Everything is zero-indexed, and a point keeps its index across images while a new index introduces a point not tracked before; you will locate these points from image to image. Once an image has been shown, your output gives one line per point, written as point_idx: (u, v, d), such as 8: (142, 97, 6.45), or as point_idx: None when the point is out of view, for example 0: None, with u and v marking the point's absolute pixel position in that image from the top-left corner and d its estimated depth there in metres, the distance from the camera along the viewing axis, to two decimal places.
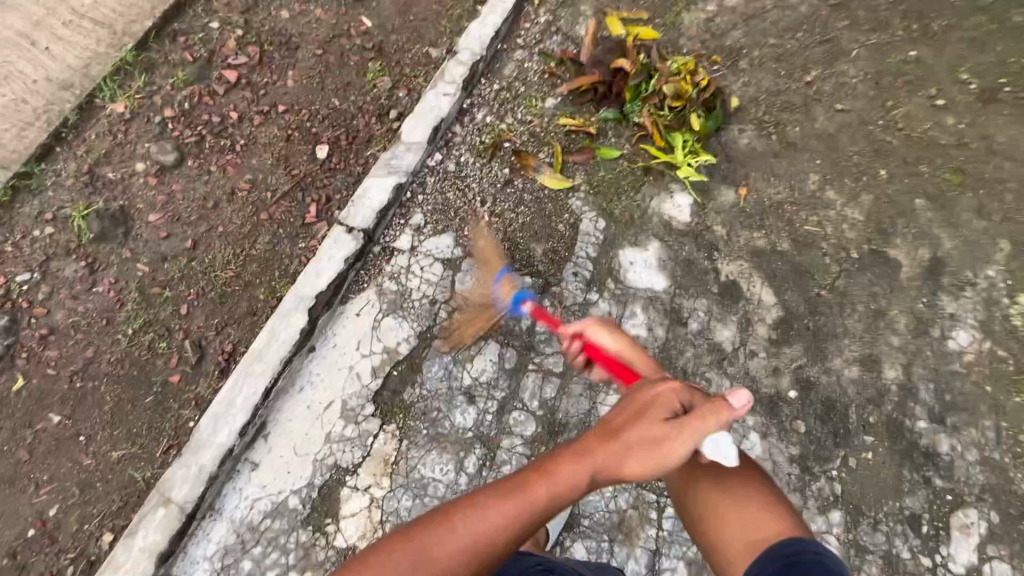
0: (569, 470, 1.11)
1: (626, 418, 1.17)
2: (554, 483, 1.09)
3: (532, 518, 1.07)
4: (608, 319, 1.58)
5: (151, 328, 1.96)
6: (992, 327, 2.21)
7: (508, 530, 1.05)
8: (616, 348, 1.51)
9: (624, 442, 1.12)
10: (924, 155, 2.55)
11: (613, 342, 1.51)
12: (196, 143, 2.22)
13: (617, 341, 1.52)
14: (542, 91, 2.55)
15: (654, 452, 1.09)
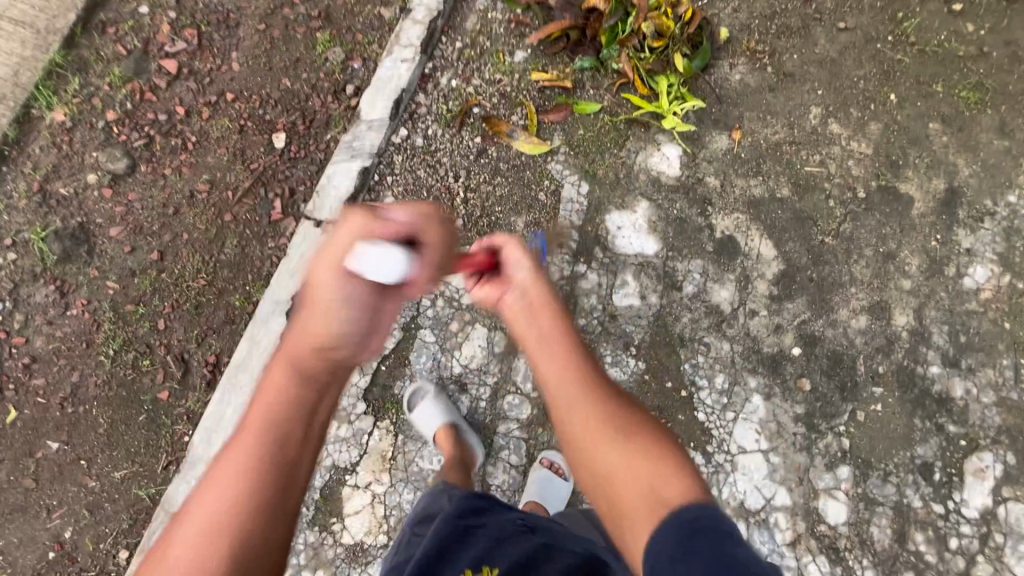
0: (271, 401, 0.97)
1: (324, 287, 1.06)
2: (261, 423, 0.95)
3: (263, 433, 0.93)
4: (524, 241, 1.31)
5: (131, 347, 1.91)
6: (1010, 258, 2.08)
7: (243, 473, 0.89)
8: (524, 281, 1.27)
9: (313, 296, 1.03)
10: (940, 71, 2.30)
11: (524, 272, 1.27)
12: (146, 146, 2.08)
13: (528, 272, 1.27)
14: (510, 44, 2.31)
15: (321, 310, 0.99)
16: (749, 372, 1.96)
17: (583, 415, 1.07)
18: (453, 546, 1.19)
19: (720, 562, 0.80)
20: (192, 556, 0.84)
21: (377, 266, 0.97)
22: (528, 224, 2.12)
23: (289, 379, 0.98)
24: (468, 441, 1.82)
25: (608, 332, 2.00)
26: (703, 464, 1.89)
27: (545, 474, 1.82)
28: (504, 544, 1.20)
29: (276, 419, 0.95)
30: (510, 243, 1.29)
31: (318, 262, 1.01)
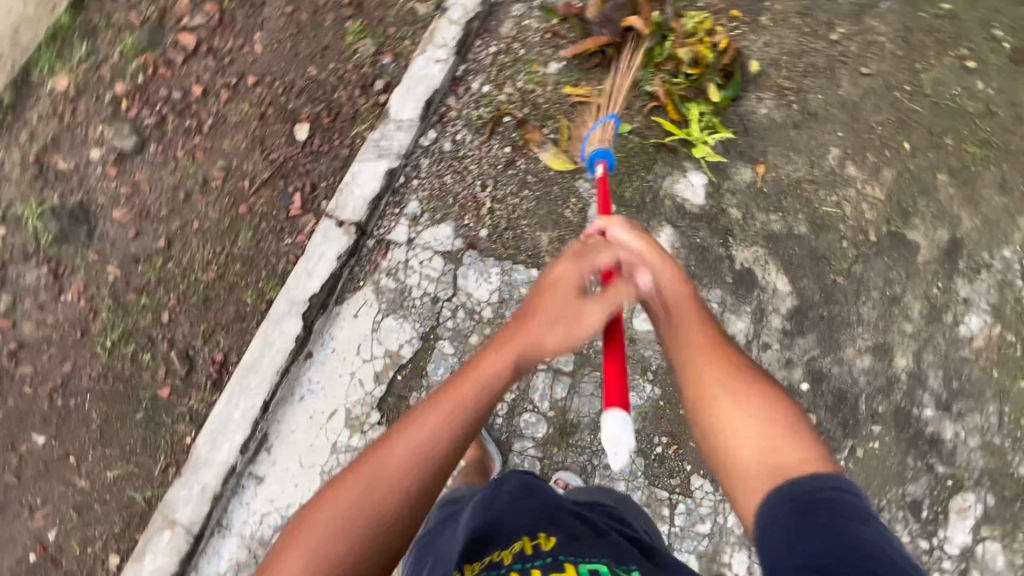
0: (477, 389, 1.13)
1: (546, 303, 1.25)
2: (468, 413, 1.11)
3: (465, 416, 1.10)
4: (636, 223, 1.40)
5: (130, 339, 1.80)
6: (1003, 310, 2.20)
7: (448, 434, 1.08)
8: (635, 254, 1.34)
9: (539, 317, 1.23)
10: (951, 124, 2.40)
11: (635, 244, 1.34)
12: (158, 125, 1.95)
13: (641, 244, 1.34)
14: (544, 54, 2.28)
15: (558, 338, 1.22)
16: None
17: (698, 364, 1.14)
18: (504, 517, 1.16)
19: (838, 536, 0.84)
20: (390, 483, 1.04)
21: (616, 429, 1.14)
22: (553, 240, 2.09)
23: (502, 365, 1.16)
24: (488, 448, 1.85)
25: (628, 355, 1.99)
26: (711, 492, 1.92)
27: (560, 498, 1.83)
28: (554, 514, 1.16)
29: (483, 391, 1.13)
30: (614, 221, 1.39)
31: (582, 303, 1.25)
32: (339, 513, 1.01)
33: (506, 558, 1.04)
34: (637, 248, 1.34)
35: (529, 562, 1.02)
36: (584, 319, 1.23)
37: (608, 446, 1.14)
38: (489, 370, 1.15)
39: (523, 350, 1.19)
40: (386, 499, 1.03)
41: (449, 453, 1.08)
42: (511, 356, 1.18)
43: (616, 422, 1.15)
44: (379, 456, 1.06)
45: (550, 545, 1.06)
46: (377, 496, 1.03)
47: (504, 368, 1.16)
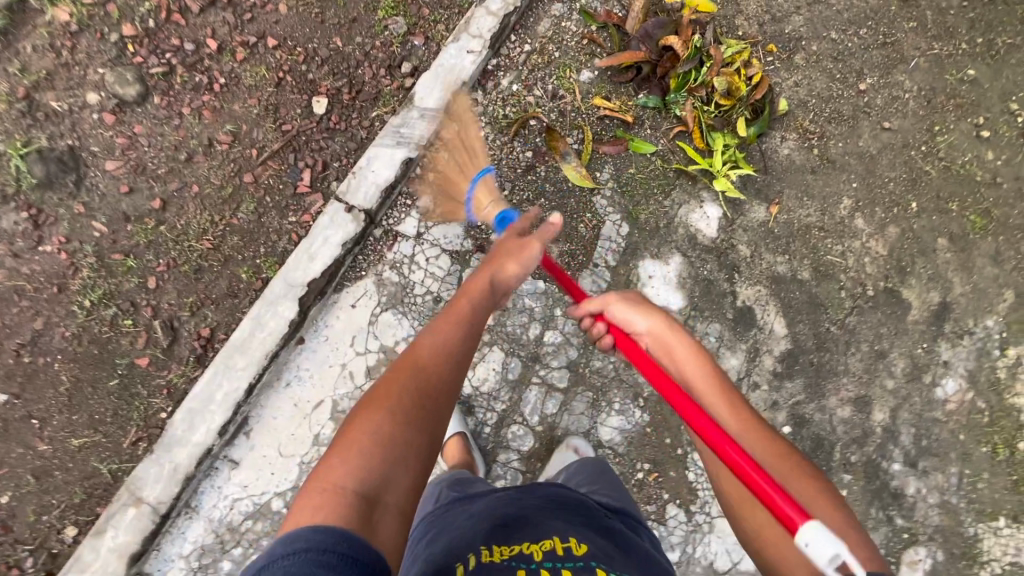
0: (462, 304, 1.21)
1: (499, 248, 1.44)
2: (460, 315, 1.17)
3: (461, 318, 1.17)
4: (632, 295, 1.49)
5: (112, 302, 1.70)
6: (977, 377, 2.29)
7: (461, 332, 1.13)
8: (652, 333, 1.42)
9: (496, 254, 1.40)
10: (958, 190, 2.45)
11: (647, 322, 1.43)
12: (164, 76, 1.82)
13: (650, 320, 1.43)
14: (578, 61, 2.22)
15: (519, 260, 1.38)
16: None
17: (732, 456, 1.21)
18: (532, 518, 1.13)
19: None
20: (421, 381, 1.01)
21: (825, 540, 0.83)
22: (562, 253, 2.09)
23: (484, 287, 1.28)
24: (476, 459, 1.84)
25: (622, 379, 1.99)
26: (684, 521, 1.96)
27: (565, 457, 1.85)
28: (582, 526, 1.13)
29: (475, 304, 1.22)
30: (612, 301, 1.46)
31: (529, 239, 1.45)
32: (375, 417, 0.94)
33: (535, 554, 1.00)
34: (650, 325, 1.43)
35: (560, 562, 0.98)
36: (529, 248, 1.39)
37: (833, 561, 0.82)
38: (472, 290, 1.26)
39: (494, 276, 1.32)
40: (422, 402, 0.98)
41: (466, 349, 1.12)
42: (488, 280, 1.30)
43: (814, 531, 0.85)
44: (399, 366, 1.04)
45: (581, 551, 1.02)
46: (412, 394, 0.99)
47: (483, 288, 1.27)
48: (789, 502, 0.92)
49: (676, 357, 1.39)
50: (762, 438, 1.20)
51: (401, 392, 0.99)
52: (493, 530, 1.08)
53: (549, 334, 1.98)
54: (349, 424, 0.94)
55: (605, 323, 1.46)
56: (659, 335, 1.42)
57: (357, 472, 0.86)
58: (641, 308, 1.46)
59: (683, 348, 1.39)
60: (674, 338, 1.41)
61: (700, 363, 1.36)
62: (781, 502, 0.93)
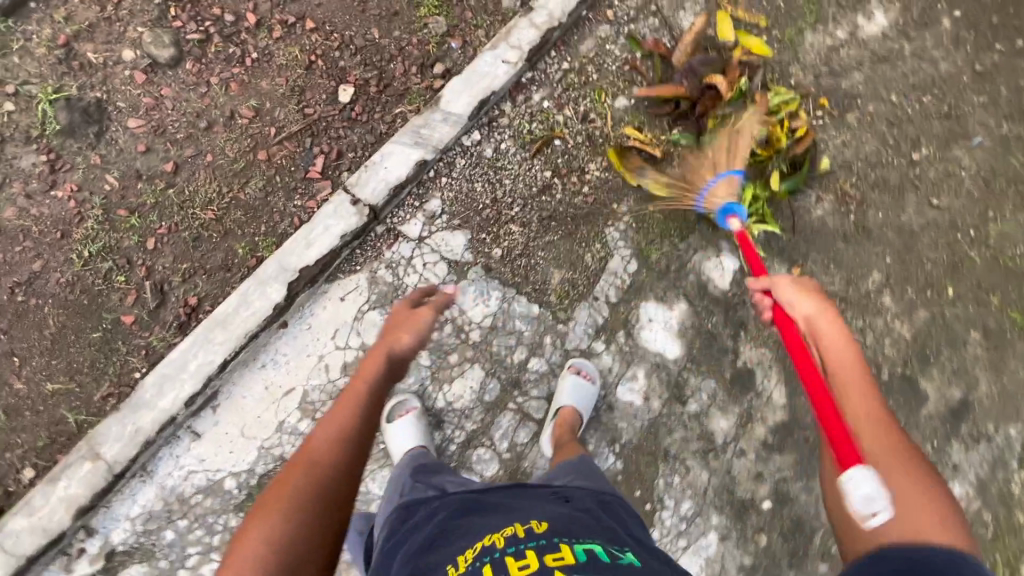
0: (349, 396, 1.30)
1: (392, 325, 1.52)
2: (345, 411, 1.25)
3: (348, 412, 1.25)
4: (806, 282, 1.48)
5: (109, 256, 1.73)
6: (987, 487, 2.13)
7: (356, 417, 1.24)
8: (809, 317, 1.40)
9: (387, 333, 1.50)
10: (1002, 283, 2.27)
11: (807, 306, 1.42)
12: (199, 44, 1.84)
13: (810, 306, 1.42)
14: (616, 86, 2.15)
15: (402, 335, 1.46)
16: (714, 509, 1.95)
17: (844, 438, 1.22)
18: (494, 512, 1.15)
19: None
20: (316, 475, 1.11)
21: (864, 482, 1.04)
22: (563, 281, 2.00)
23: (379, 363, 1.38)
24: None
25: (601, 422, 1.95)
26: None
27: (575, 381, 1.87)
28: (541, 510, 1.16)
29: (359, 389, 1.31)
30: (783, 282, 1.50)
31: (414, 314, 1.53)
32: (275, 515, 1.04)
33: (498, 543, 1.01)
34: (811, 309, 1.41)
35: (522, 545, 0.99)
36: (418, 319, 1.50)
37: (863, 497, 1.04)
38: (367, 368, 1.36)
39: (389, 349, 1.42)
40: (321, 495, 1.09)
41: (361, 428, 1.22)
42: (383, 355, 1.40)
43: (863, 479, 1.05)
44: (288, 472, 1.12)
45: (543, 530, 1.04)
46: (310, 485, 1.09)
47: (379, 363, 1.38)
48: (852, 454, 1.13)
49: (823, 338, 1.36)
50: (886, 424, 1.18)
51: (297, 486, 1.08)
52: (456, 533, 1.10)
53: (533, 360, 1.94)
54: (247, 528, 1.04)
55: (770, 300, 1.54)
56: (815, 318, 1.39)
57: (261, 566, 0.99)
58: (805, 292, 1.46)
59: (834, 333, 1.35)
60: (827, 322, 1.37)
61: (847, 350, 1.30)
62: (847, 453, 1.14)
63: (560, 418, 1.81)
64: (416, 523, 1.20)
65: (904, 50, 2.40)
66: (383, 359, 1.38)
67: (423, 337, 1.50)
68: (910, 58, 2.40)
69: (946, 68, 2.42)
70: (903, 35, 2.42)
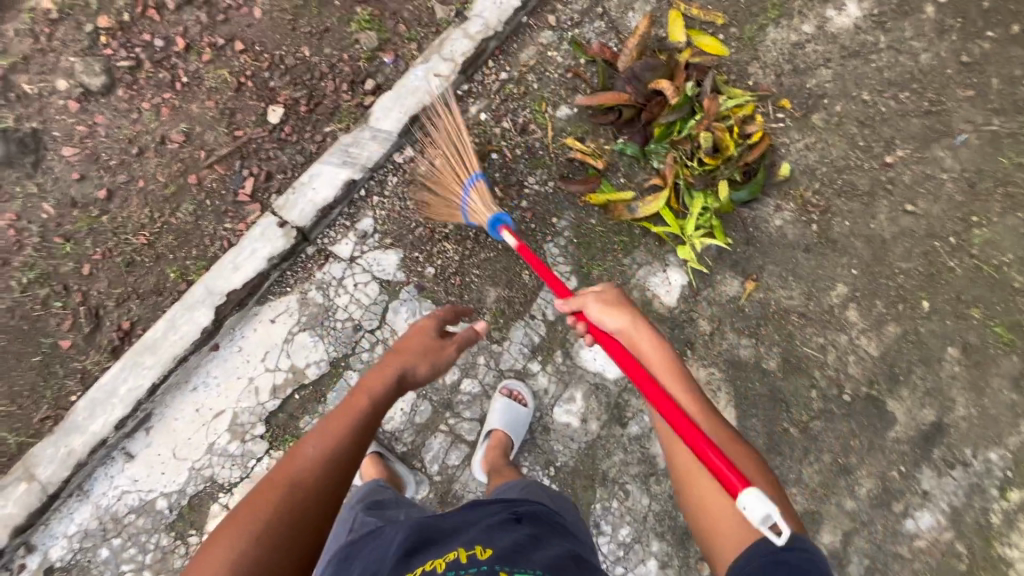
0: (350, 410, 1.11)
1: (411, 340, 1.31)
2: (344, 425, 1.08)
3: (346, 427, 1.08)
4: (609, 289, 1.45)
5: (47, 282, 1.81)
6: (961, 517, 1.98)
7: (351, 436, 1.07)
8: (624, 331, 1.39)
9: (408, 348, 1.28)
10: (985, 295, 2.09)
11: (617, 321, 1.38)
12: (131, 71, 1.88)
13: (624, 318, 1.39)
14: (557, 95, 2.07)
15: (426, 361, 1.27)
16: (655, 536, 1.88)
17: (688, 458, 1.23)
18: (445, 536, 1.07)
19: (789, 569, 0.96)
20: (298, 496, 0.97)
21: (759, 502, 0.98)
22: (498, 300, 1.95)
23: (388, 381, 1.18)
24: (396, 468, 1.80)
25: (536, 445, 1.92)
26: None
27: (506, 402, 1.85)
28: (490, 533, 1.08)
29: (364, 404, 1.12)
30: (589, 298, 1.42)
31: (444, 343, 1.33)
32: (247, 529, 0.92)
33: (438, 566, 0.95)
34: (621, 323, 1.38)
35: (462, 570, 0.93)
36: (443, 354, 1.31)
37: (764, 521, 0.97)
38: (374, 382, 1.16)
39: (403, 370, 1.22)
40: (302, 521, 0.95)
41: (360, 448, 1.07)
42: (393, 375, 1.20)
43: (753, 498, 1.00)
44: (272, 482, 0.98)
45: (485, 555, 0.97)
46: (289, 513, 0.95)
47: (387, 385, 1.18)
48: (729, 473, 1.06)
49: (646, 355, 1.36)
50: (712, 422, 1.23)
51: (273, 508, 0.95)
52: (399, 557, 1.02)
53: (466, 382, 1.93)
54: (214, 538, 0.92)
55: (584, 321, 1.45)
56: (629, 333, 1.38)
57: None
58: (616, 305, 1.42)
59: (653, 348, 1.36)
60: (645, 335, 1.37)
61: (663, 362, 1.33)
62: (730, 473, 1.06)
63: (490, 442, 1.79)
64: (368, 551, 1.11)
65: (879, 42, 2.23)
66: (394, 380, 1.19)
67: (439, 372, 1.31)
68: (886, 51, 2.22)
69: (928, 59, 2.22)
70: (878, 26, 2.24)
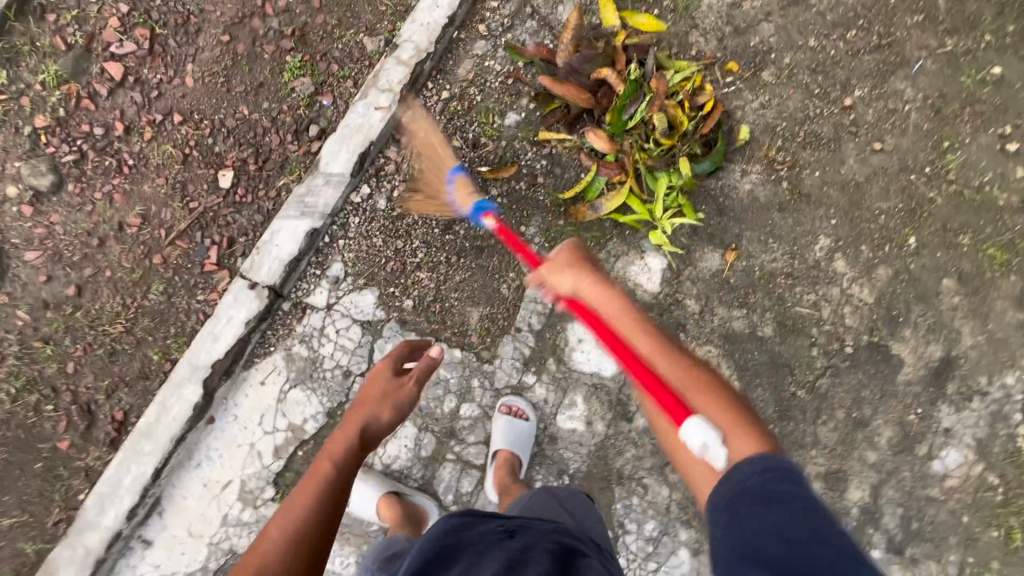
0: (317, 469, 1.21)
1: (367, 391, 1.44)
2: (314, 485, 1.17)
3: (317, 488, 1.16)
4: (573, 253, 1.49)
5: (35, 388, 1.82)
6: (989, 448, 1.94)
7: (320, 494, 1.15)
8: (581, 293, 1.43)
9: (364, 399, 1.41)
10: (972, 220, 2.04)
11: (575, 283, 1.44)
12: (76, 164, 1.89)
13: (580, 280, 1.43)
14: (502, 103, 2.04)
15: (386, 406, 1.39)
16: (681, 524, 1.86)
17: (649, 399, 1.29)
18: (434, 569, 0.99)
19: (762, 519, 0.94)
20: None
21: (699, 431, 1.08)
22: (482, 319, 1.93)
23: (351, 435, 1.30)
24: (413, 500, 1.81)
25: (545, 456, 1.91)
26: None
27: (508, 421, 1.83)
28: (479, 554, 1.00)
29: (328, 466, 1.20)
30: (549, 270, 1.47)
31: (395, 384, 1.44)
32: None
33: None
34: (577, 284, 1.43)
35: None
36: (401, 391, 1.42)
37: (703, 445, 1.08)
38: (337, 441, 1.28)
39: (365, 423, 1.34)
40: None
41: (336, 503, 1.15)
42: (355, 429, 1.32)
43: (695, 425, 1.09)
44: (249, 560, 1.05)
45: None
46: None
47: (351, 439, 1.29)
48: (675, 405, 1.14)
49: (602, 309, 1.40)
50: (674, 360, 1.25)
51: None
52: None
53: (465, 407, 1.91)
54: None
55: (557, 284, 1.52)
56: (586, 295, 1.42)
57: None
58: (570, 267, 1.46)
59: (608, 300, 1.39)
60: (596, 291, 1.41)
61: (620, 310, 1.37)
62: (672, 407, 1.15)
63: (497, 463, 1.78)
64: None
65: None
66: (357, 431, 1.30)
67: (405, 408, 1.42)
68: None
69: None
70: None
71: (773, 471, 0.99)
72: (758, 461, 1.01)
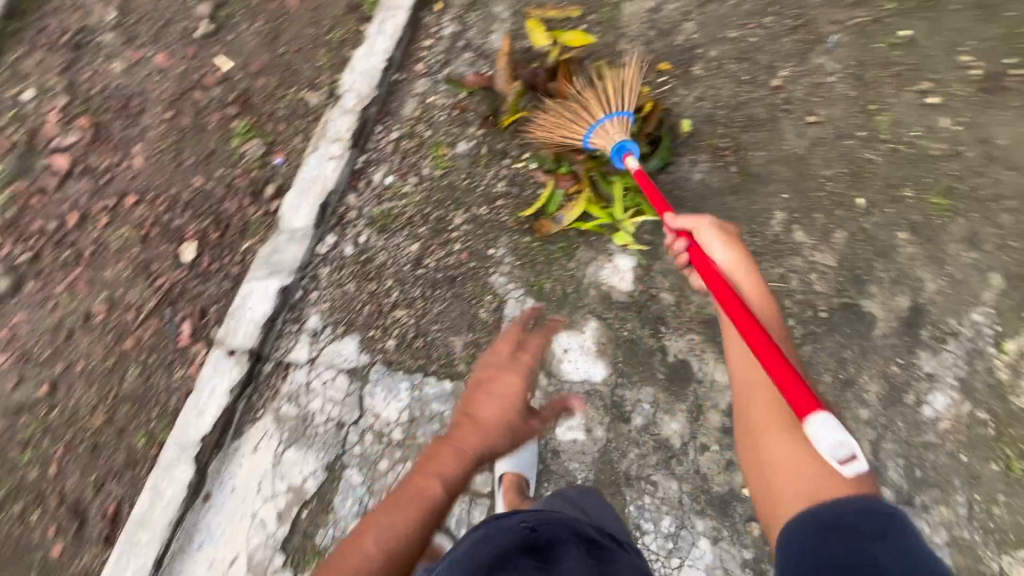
0: (428, 491, 1.09)
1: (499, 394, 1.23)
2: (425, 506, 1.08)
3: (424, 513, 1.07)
4: (725, 228, 1.47)
5: (18, 497, 1.75)
6: (973, 386, 1.98)
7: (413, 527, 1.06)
8: (728, 266, 1.41)
9: (494, 409, 1.21)
10: (911, 172, 2.14)
11: (727, 254, 1.41)
12: (34, 262, 1.88)
13: (728, 255, 1.42)
14: (452, 133, 2.08)
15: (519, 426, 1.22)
16: (697, 515, 1.85)
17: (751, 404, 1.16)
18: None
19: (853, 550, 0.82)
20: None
21: (831, 429, 0.94)
22: (467, 346, 1.92)
23: (472, 457, 1.15)
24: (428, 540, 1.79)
25: (552, 471, 1.90)
26: None
27: None
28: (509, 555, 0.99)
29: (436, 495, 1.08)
30: (705, 225, 1.47)
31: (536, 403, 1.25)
32: None
33: None
34: (726, 257, 1.42)
35: None
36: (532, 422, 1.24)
37: (837, 445, 0.93)
38: (454, 460, 1.12)
39: (489, 448, 1.17)
40: None
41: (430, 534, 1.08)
42: (476, 455, 1.15)
43: (827, 422, 0.95)
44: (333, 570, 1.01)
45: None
46: None
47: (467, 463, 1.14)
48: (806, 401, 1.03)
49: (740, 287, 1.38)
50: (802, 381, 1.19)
51: None
52: None
53: None
54: None
55: (687, 240, 1.50)
56: (733, 270, 1.40)
57: None
58: (727, 240, 1.45)
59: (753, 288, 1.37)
60: (744, 272, 1.39)
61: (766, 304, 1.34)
62: (799, 400, 1.03)
63: (503, 487, 1.78)
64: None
65: None
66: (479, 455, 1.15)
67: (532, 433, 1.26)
68: None
69: None
70: None
71: (876, 514, 0.85)
72: (864, 501, 0.88)
